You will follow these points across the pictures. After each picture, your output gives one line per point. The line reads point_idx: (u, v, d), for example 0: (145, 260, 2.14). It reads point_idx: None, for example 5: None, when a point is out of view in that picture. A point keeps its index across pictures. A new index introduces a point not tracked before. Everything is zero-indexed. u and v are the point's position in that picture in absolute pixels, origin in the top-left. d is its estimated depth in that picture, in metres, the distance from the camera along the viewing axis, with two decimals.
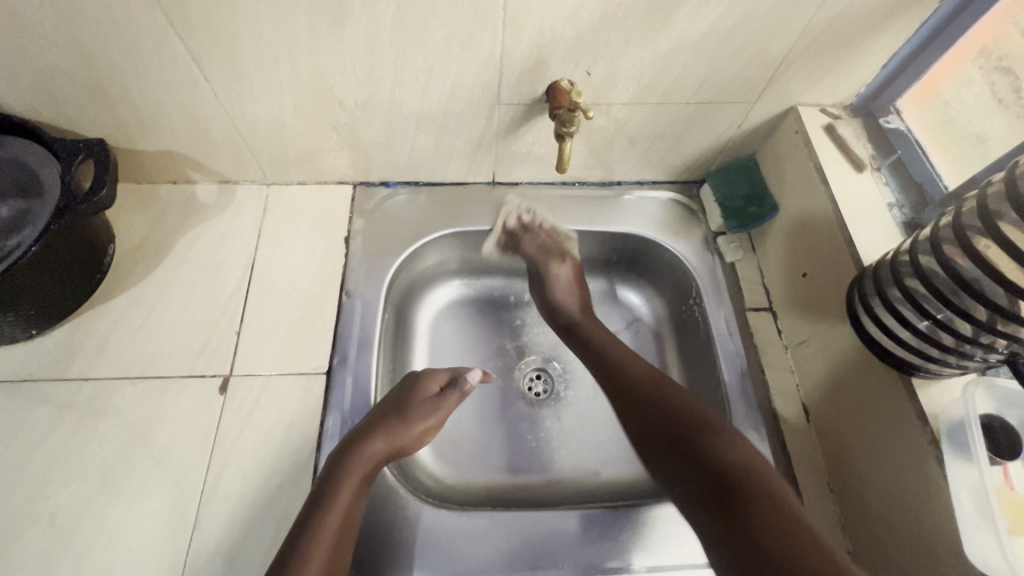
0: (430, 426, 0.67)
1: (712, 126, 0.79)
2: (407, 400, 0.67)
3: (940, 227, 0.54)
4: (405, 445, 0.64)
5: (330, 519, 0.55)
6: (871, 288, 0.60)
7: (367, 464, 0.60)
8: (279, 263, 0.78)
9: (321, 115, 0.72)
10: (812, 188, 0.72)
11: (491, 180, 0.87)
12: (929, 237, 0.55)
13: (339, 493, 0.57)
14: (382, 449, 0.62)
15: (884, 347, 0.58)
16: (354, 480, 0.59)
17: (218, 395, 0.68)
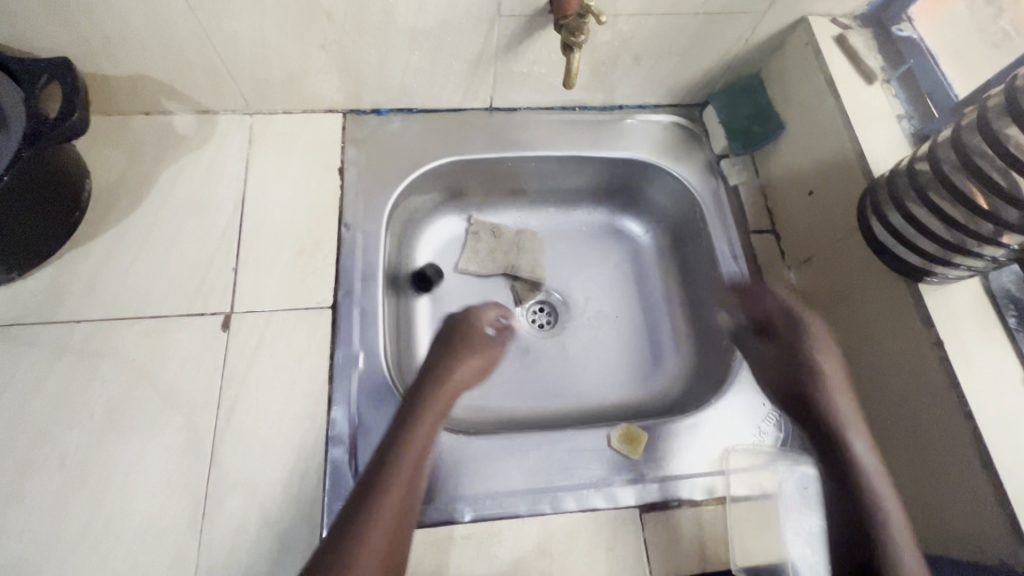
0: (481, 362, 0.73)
1: (720, 41, 0.75)
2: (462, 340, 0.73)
3: (959, 129, 0.54)
4: (471, 378, 0.71)
5: (411, 452, 0.59)
6: (881, 192, 0.60)
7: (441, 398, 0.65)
8: (272, 196, 0.75)
9: (307, 31, 0.66)
10: (821, 102, 0.70)
11: (489, 106, 0.83)
12: (949, 140, 0.55)
13: (422, 421, 0.62)
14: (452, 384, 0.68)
15: (889, 247, 0.59)
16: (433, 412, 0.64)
17: (221, 332, 0.66)
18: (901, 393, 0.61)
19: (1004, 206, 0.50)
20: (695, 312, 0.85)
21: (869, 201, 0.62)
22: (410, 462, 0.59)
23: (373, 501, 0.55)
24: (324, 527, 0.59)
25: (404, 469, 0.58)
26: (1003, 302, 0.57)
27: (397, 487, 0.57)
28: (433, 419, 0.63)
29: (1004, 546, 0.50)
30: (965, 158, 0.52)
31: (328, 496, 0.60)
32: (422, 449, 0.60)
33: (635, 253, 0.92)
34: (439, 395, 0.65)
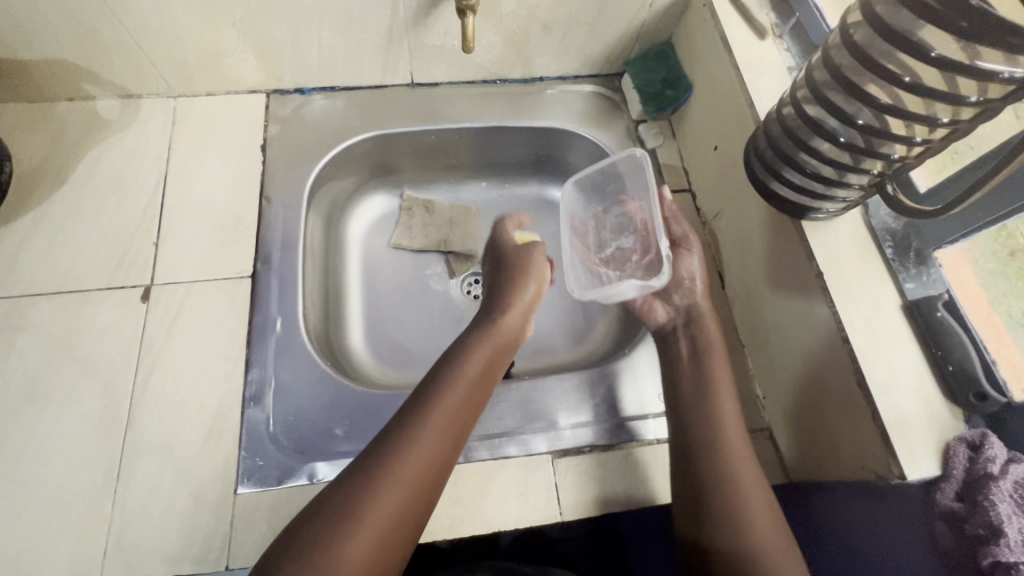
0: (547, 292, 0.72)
1: (625, 7, 0.78)
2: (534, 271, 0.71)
3: (812, 67, 0.55)
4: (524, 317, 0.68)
5: (456, 385, 0.58)
6: (772, 154, 0.61)
7: (493, 346, 0.63)
8: (194, 174, 0.76)
9: (214, 9, 0.69)
10: (718, 59, 0.73)
11: (411, 82, 0.86)
12: (808, 93, 0.56)
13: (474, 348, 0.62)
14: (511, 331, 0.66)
15: (797, 206, 0.59)
16: (477, 361, 0.61)
17: (140, 303, 0.68)
18: (794, 329, 0.63)
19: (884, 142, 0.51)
20: None
21: (761, 163, 0.62)
22: (434, 433, 0.54)
23: (379, 477, 0.50)
24: (239, 484, 0.60)
25: (422, 442, 0.53)
26: (881, 236, 0.59)
27: (459, 383, 0.58)
28: (465, 397, 0.57)
29: (880, 458, 0.52)
30: (836, 111, 0.52)
31: (245, 454, 0.61)
32: (448, 425, 0.55)
33: None
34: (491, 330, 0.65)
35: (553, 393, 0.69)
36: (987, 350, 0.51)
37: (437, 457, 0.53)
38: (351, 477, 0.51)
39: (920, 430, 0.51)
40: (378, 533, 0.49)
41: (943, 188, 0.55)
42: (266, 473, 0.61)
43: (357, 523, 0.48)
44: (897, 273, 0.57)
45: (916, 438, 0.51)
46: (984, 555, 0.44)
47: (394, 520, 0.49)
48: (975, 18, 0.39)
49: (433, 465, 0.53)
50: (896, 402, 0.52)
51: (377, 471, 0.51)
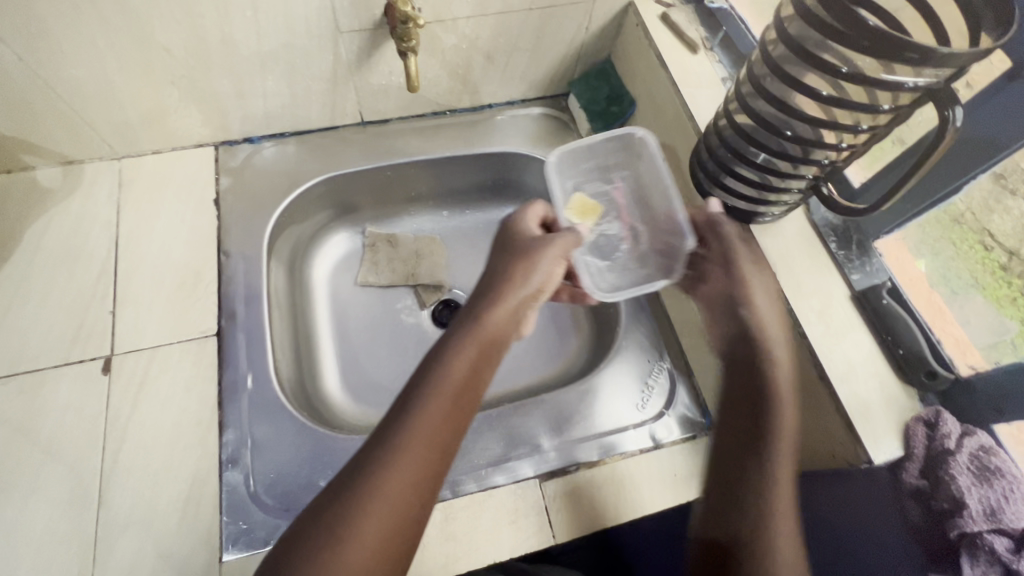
0: (552, 282, 0.58)
1: (561, 32, 0.81)
2: (524, 252, 0.58)
3: (740, 84, 0.58)
4: (540, 283, 0.57)
5: (441, 398, 0.48)
6: (714, 166, 0.63)
7: (485, 333, 0.53)
8: (147, 236, 0.75)
9: (151, 68, 0.68)
10: (656, 76, 0.76)
11: (361, 121, 0.86)
12: (741, 110, 0.58)
13: (463, 348, 0.52)
14: (496, 330, 0.54)
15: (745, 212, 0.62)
16: (465, 362, 0.51)
17: (102, 376, 0.66)
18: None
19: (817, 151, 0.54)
20: None
21: (705, 173, 0.65)
22: (414, 447, 0.46)
23: (355, 505, 0.44)
24: (224, 550, 0.58)
25: (408, 452, 0.46)
26: (824, 231, 0.62)
27: (445, 393, 0.49)
28: (447, 406, 0.48)
29: (847, 444, 0.54)
30: (771, 126, 0.55)
31: (227, 519, 0.60)
32: (433, 441, 0.47)
33: None
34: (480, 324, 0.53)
35: (534, 416, 0.70)
36: (930, 330, 0.56)
37: (423, 470, 0.46)
38: (324, 507, 0.45)
39: (881, 413, 0.54)
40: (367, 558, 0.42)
41: (874, 185, 0.59)
42: (252, 535, 0.59)
43: (333, 563, 0.42)
44: (842, 266, 0.60)
45: (878, 423, 0.54)
46: (952, 528, 0.46)
47: (386, 540, 0.44)
48: (875, 37, 0.41)
49: (423, 484, 0.46)
50: (857, 391, 0.55)
51: (358, 493, 0.44)
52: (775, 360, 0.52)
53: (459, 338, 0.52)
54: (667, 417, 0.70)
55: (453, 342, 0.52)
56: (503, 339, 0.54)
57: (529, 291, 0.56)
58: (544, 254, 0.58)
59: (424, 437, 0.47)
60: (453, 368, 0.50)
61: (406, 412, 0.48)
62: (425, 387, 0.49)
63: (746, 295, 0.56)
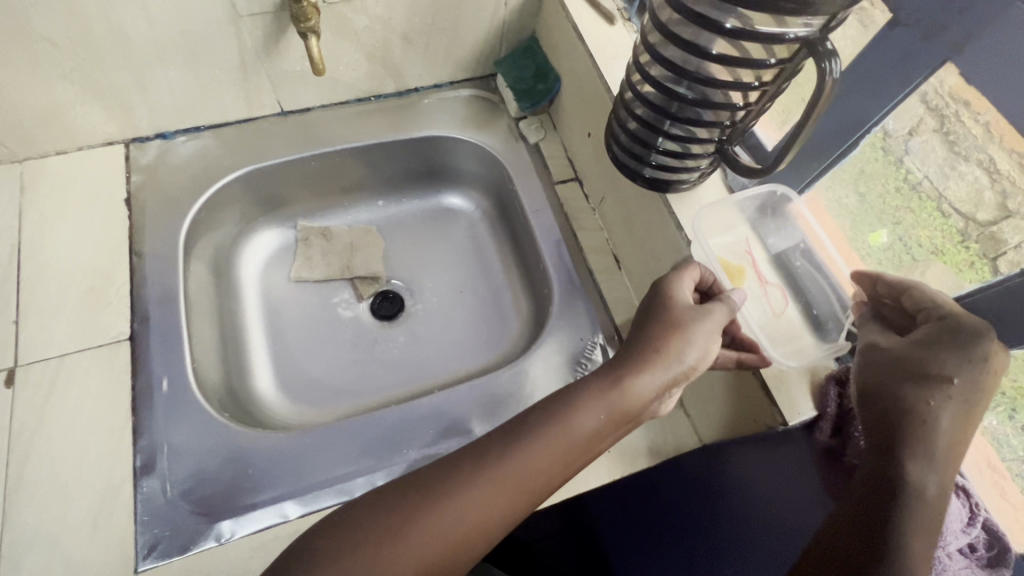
0: (706, 361, 0.52)
1: (479, 9, 0.79)
2: (677, 318, 0.52)
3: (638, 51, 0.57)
4: (688, 364, 0.51)
5: (537, 458, 0.48)
6: (626, 138, 0.62)
7: (621, 401, 0.50)
8: (52, 240, 0.71)
9: (37, 62, 0.64)
10: (575, 48, 0.75)
11: (280, 110, 0.83)
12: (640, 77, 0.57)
13: (591, 408, 0.50)
14: (641, 403, 0.50)
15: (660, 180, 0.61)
16: (587, 422, 0.49)
17: (4, 389, 0.62)
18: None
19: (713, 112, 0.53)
20: (526, 269, 0.88)
21: (619, 147, 0.63)
22: (476, 494, 0.47)
23: (413, 523, 0.45)
24: (139, 560, 0.56)
25: (471, 492, 0.47)
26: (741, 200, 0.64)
27: (543, 454, 0.48)
28: (563, 456, 0.49)
29: (767, 409, 0.54)
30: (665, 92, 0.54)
31: (142, 528, 0.57)
32: (516, 493, 0.47)
33: (470, 227, 0.94)
34: (620, 391, 0.50)
35: (466, 401, 0.69)
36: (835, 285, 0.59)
37: (482, 523, 0.47)
38: (381, 509, 0.46)
39: None
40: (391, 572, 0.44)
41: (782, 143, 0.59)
42: (169, 543, 0.57)
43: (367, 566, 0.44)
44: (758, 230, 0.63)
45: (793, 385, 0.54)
46: None
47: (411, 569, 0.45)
48: None
49: (489, 522, 0.46)
50: None
51: (403, 510, 0.46)
52: (937, 417, 0.45)
53: (596, 394, 0.50)
54: None
55: (589, 396, 0.50)
56: (643, 411, 0.51)
57: (677, 366, 0.51)
58: (725, 309, 0.53)
59: (517, 482, 0.47)
60: (577, 427, 0.49)
61: (499, 457, 0.48)
62: (535, 434, 0.49)
63: (930, 358, 0.47)
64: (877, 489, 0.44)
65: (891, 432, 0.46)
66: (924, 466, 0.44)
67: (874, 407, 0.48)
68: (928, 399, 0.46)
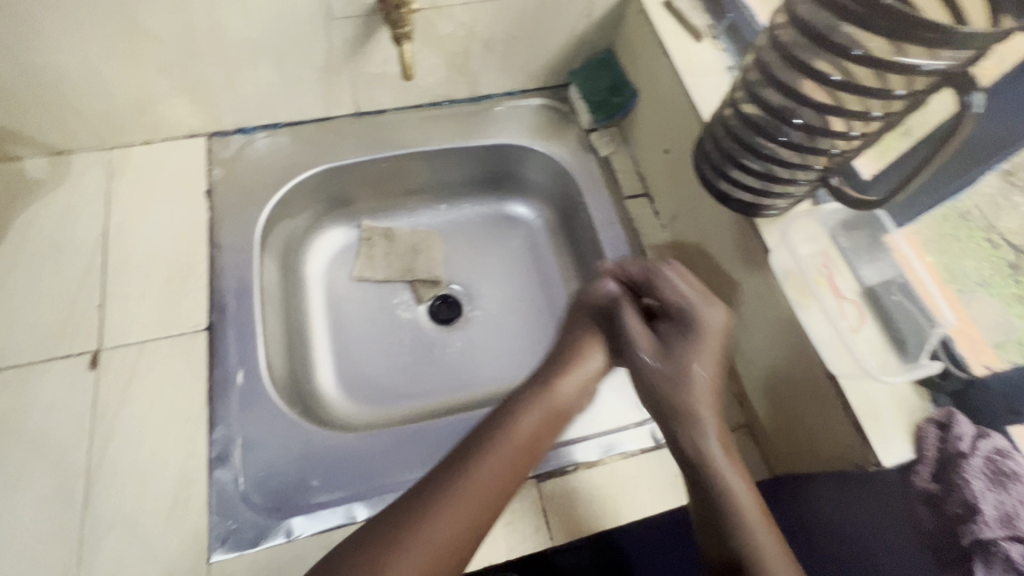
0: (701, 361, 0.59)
1: (562, 19, 0.78)
2: (614, 330, 0.64)
3: (748, 71, 0.56)
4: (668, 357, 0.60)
5: (487, 459, 0.54)
6: (718, 155, 0.61)
7: (545, 410, 0.59)
8: (136, 228, 0.73)
9: (139, 56, 0.66)
10: (659, 64, 0.74)
11: (357, 111, 0.84)
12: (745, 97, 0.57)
13: (525, 411, 0.58)
14: (564, 399, 0.61)
15: (749, 203, 0.59)
16: (529, 425, 0.58)
17: (89, 371, 0.64)
18: (765, 313, 0.62)
19: (825, 140, 0.52)
20: (587, 282, 0.87)
21: (708, 165, 0.62)
22: (465, 494, 0.52)
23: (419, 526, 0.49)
24: (212, 551, 0.57)
25: (456, 500, 0.51)
26: (835, 231, 0.60)
27: (505, 447, 0.55)
28: (511, 456, 0.55)
29: (855, 446, 0.52)
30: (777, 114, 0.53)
31: (215, 518, 0.58)
32: (487, 486, 0.53)
33: (530, 236, 0.94)
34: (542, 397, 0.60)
35: None
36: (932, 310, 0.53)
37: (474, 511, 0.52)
38: (387, 522, 0.50)
39: (890, 415, 0.52)
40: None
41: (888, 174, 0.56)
42: (241, 535, 0.58)
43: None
44: (848, 255, 0.59)
45: (888, 424, 0.52)
46: (964, 534, 0.45)
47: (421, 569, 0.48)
48: (890, 17, 0.39)
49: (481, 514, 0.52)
50: (866, 390, 0.53)
51: (400, 523, 0.49)
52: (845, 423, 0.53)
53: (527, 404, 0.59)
54: None
55: (520, 404, 0.59)
56: (569, 406, 0.61)
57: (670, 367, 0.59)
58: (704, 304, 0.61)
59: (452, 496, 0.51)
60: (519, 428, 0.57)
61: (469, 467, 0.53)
62: (499, 434, 0.56)
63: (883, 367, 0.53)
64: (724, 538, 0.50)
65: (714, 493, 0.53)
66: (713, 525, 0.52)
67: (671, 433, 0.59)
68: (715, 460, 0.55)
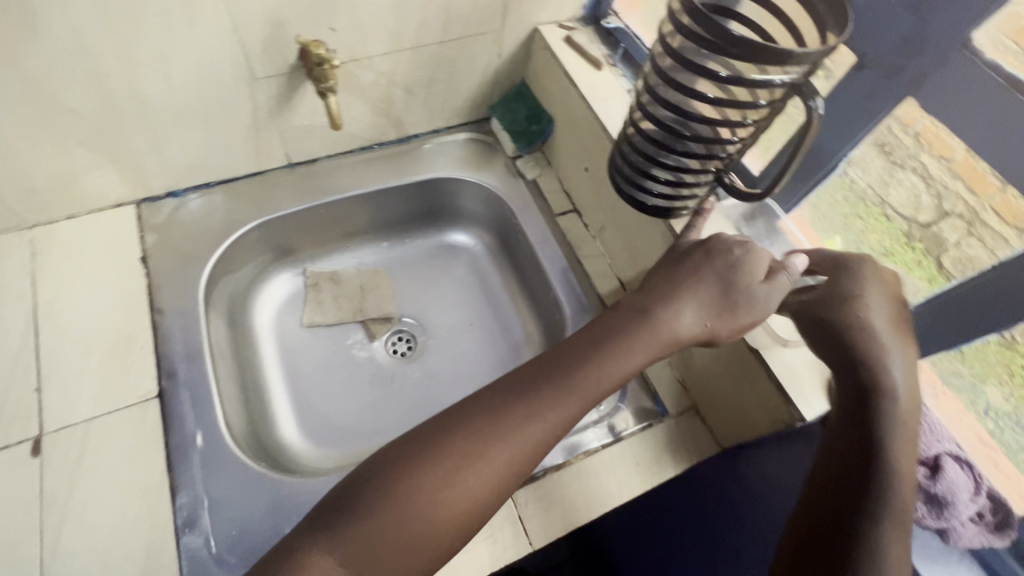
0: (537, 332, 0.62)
1: (476, 60, 0.85)
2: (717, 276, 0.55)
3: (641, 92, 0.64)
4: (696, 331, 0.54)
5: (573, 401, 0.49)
6: (630, 171, 0.68)
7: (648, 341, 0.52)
8: (70, 303, 0.71)
9: (58, 133, 0.66)
10: (569, 94, 0.81)
11: (288, 163, 0.86)
12: (642, 117, 0.64)
13: (635, 342, 0.52)
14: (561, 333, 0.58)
15: (662, 209, 0.68)
16: (637, 359, 0.51)
17: (32, 458, 0.61)
18: None
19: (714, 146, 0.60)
20: (533, 296, 0.92)
21: (622, 178, 0.69)
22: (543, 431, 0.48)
23: (441, 447, 0.47)
24: None
25: (518, 440, 0.47)
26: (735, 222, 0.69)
27: (568, 402, 0.49)
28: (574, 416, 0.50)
29: (783, 406, 0.60)
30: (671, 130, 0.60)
31: None
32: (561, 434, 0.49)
33: (474, 262, 0.98)
34: (639, 325, 0.52)
35: None
36: None
37: (527, 456, 0.48)
38: (463, 431, 0.47)
39: (805, 374, 0.60)
40: (473, 498, 0.46)
41: (772, 169, 0.66)
42: None
43: (432, 503, 0.45)
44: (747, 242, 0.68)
45: (805, 383, 0.59)
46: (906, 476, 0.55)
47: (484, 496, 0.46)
48: (743, 46, 0.48)
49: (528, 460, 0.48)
50: (781, 355, 0.61)
51: (490, 432, 0.47)
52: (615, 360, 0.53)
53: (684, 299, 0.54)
54: (623, 409, 0.74)
55: (612, 336, 0.52)
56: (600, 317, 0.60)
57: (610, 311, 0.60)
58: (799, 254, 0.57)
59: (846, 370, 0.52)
60: (580, 392, 0.50)
61: (555, 384, 0.49)
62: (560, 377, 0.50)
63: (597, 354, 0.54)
64: (851, 464, 0.48)
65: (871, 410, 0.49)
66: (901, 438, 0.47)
67: (831, 347, 0.52)
68: (857, 310, 0.52)
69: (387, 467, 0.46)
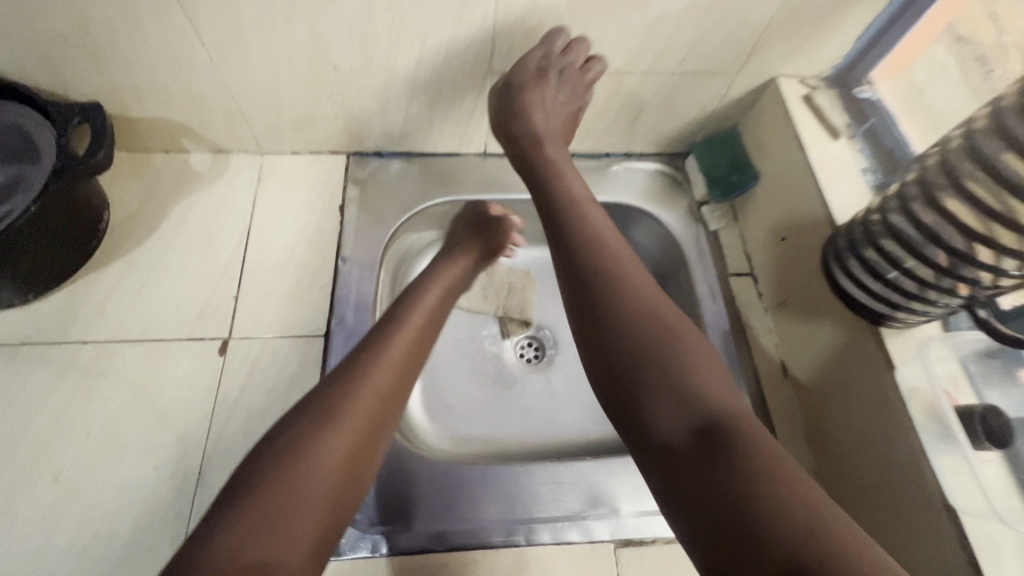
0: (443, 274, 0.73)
1: (698, 97, 0.81)
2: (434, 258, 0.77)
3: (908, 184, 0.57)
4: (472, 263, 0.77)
5: (366, 396, 0.54)
6: (850, 256, 0.62)
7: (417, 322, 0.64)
8: (275, 229, 0.80)
9: (315, 83, 0.73)
10: (790, 156, 0.75)
11: (483, 151, 0.89)
12: (895, 197, 0.58)
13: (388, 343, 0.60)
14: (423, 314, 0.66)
15: (873, 311, 0.60)
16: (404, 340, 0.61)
17: (218, 356, 0.70)
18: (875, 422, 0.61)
19: (972, 269, 0.52)
20: None
21: (838, 261, 0.64)
22: (360, 413, 0.53)
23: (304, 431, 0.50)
24: None
25: (365, 397, 0.54)
26: (966, 355, 0.59)
27: (366, 393, 0.54)
28: (371, 407, 0.54)
29: None
30: (925, 231, 0.54)
31: None
32: (378, 428, 0.54)
33: None
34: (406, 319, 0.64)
35: (610, 470, 0.68)
36: None
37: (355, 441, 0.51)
38: (301, 427, 0.50)
39: (1012, 559, 0.50)
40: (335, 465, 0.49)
41: None
42: None
43: (303, 473, 0.48)
44: (978, 383, 0.58)
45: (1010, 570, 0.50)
46: None
47: (342, 464, 0.50)
48: None
49: (359, 443, 0.52)
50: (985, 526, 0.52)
51: (320, 420, 0.51)
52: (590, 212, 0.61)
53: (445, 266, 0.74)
54: None
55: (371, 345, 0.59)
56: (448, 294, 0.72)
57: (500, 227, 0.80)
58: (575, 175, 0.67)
59: (643, 339, 0.50)
60: (361, 384, 0.55)
61: (353, 381, 0.55)
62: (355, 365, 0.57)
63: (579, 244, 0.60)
64: (720, 516, 0.40)
65: (633, 370, 0.49)
66: (675, 412, 0.47)
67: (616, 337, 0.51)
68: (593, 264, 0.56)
69: (284, 440, 0.49)
